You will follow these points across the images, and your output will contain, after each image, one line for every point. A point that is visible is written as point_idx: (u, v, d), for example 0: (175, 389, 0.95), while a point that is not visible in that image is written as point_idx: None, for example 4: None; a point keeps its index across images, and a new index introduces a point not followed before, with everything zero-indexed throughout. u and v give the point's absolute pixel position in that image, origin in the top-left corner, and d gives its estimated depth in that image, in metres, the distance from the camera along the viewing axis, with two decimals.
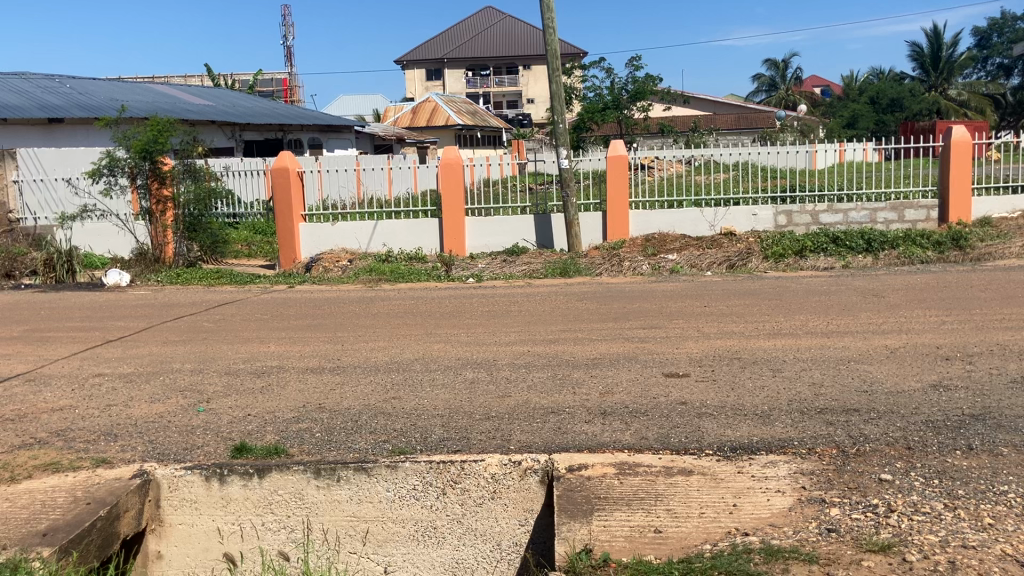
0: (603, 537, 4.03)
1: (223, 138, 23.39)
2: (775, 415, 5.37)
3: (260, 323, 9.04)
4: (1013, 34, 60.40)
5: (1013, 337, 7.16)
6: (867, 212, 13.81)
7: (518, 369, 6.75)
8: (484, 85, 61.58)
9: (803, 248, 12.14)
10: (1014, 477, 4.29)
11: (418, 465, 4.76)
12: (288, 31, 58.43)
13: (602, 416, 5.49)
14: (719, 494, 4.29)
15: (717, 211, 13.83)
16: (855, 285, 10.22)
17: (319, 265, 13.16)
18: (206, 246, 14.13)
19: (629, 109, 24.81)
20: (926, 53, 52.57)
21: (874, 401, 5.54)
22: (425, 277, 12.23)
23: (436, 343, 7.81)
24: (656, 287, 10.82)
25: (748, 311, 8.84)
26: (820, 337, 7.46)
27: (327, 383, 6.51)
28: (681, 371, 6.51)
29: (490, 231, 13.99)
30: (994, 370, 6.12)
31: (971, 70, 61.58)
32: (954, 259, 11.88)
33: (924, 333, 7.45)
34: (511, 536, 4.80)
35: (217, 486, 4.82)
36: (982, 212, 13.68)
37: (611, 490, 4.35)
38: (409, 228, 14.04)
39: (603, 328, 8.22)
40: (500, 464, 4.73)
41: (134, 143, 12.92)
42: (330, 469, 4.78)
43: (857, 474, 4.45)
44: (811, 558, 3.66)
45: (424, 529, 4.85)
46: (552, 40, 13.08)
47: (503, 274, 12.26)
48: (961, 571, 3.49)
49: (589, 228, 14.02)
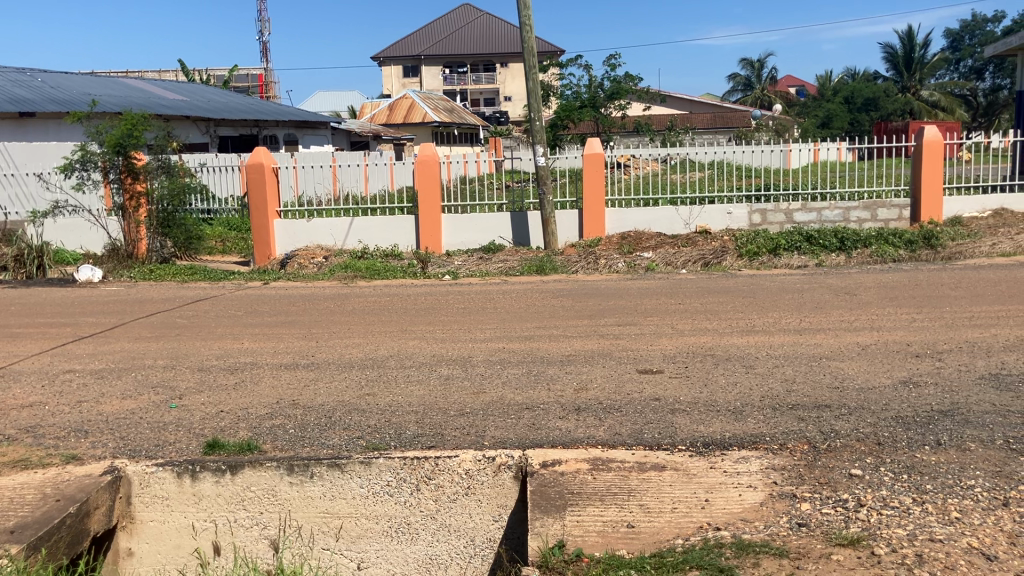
0: (577, 533, 4.03)
1: (198, 134, 23.21)
2: (747, 411, 5.41)
3: (235, 320, 8.98)
4: (982, 37, 61.22)
5: (981, 334, 7.25)
6: (840, 211, 13.89)
7: (493, 365, 6.76)
8: (462, 83, 61.57)
9: (777, 246, 12.22)
10: (981, 471, 4.35)
11: (392, 461, 4.75)
12: (264, 27, 57.96)
13: (576, 412, 5.51)
14: (691, 489, 4.32)
15: (692, 209, 13.93)
16: (828, 284, 10.28)
17: (294, 261, 13.13)
18: (181, 243, 13.98)
19: (606, 107, 24.91)
20: (900, 54, 52.62)
21: (845, 397, 5.60)
22: (401, 274, 12.21)
23: (412, 340, 7.80)
24: (632, 285, 10.82)
25: (723, 309, 8.90)
26: (793, 335, 7.53)
27: (301, 380, 6.48)
28: (655, 367, 6.54)
29: (467, 228, 13.98)
30: (964, 367, 6.21)
31: (944, 73, 62.10)
32: (925, 258, 12.01)
33: (895, 330, 7.55)
34: (485, 531, 4.78)
35: (189, 482, 4.79)
36: (954, 212, 13.81)
37: (584, 485, 4.37)
38: (385, 224, 14.01)
39: (578, 325, 8.25)
40: (474, 460, 4.73)
41: (107, 138, 12.82)
42: (304, 465, 4.77)
43: (828, 468, 4.49)
44: (781, 552, 3.69)
45: (398, 526, 4.83)
46: (529, 37, 13.01)
47: (479, 271, 12.27)
48: (928, 564, 3.53)
49: (566, 226, 14.03)
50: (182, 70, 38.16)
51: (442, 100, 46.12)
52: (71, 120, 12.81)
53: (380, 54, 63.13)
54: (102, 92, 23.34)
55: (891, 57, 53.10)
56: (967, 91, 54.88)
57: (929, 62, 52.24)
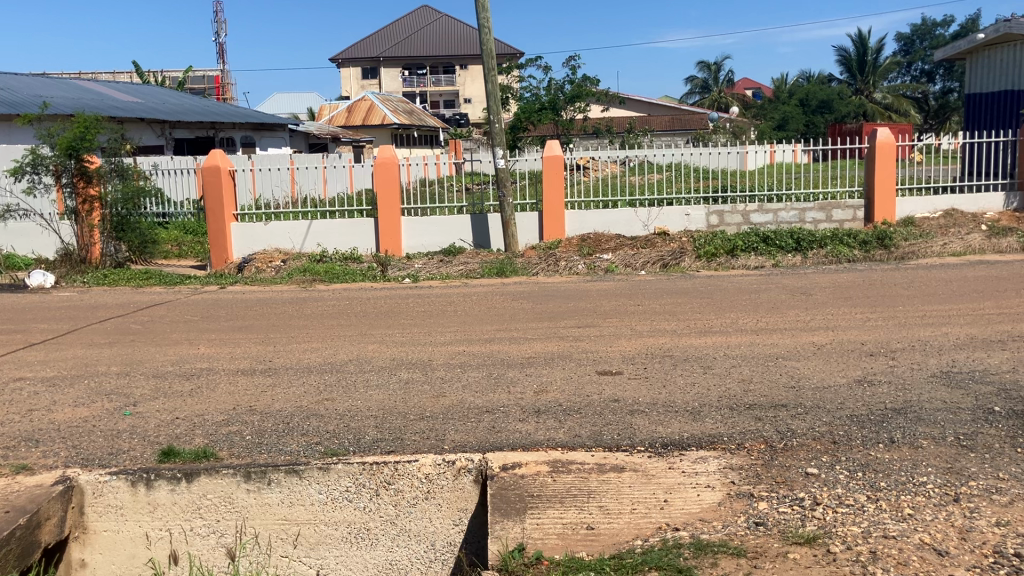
0: (536, 535, 4.04)
1: (152, 136, 22.89)
2: (705, 411, 5.45)
3: (191, 325, 8.86)
4: (932, 41, 62.42)
5: (934, 333, 7.38)
6: (796, 212, 14.08)
7: (453, 369, 6.74)
8: (421, 85, 61.44)
9: (734, 247, 12.34)
10: (933, 468, 4.43)
11: (351, 466, 4.70)
12: (220, 28, 57.30)
13: (535, 414, 5.51)
14: (650, 490, 4.34)
15: (650, 211, 14.00)
16: (783, 284, 10.42)
17: (252, 265, 12.99)
18: (136, 247, 13.78)
19: (566, 110, 24.99)
20: (854, 58, 53.54)
21: (801, 396, 5.67)
22: (360, 277, 12.16)
23: (371, 344, 7.75)
24: (591, 286, 10.89)
25: (681, 310, 8.96)
26: (750, 335, 7.60)
27: (258, 386, 6.39)
28: (614, 369, 6.57)
29: (426, 231, 13.91)
30: (916, 366, 6.31)
31: (896, 76, 63.19)
32: (878, 258, 12.22)
33: (850, 330, 7.65)
34: (445, 536, 4.77)
35: (144, 491, 4.72)
36: (907, 212, 13.99)
37: (544, 488, 4.37)
38: (344, 226, 13.90)
39: (538, 327, 8.26)
40: (434, 464, 4.69)
41: (58, 140, 12.56)
42: (260, 472, 4.71)
43: (784, 467, 4.54)
44: (738, 552, 3.72)
45: (357, 532, 4.80)
46: (487, 39, 12.98)
47: (440, 274, 12.24)
48: (882, 561, 3.58)
49: (526, 228, 14.04)
50: (136, 72, 37.60)
51: (402, 103, 45.95)
52: (22, 122, 12.55)
53: (339, 57, 62.78)
54: (54, 93, 22.94)
55: (844, 60, 54.00)
56: (918, 94, 55.96)
57: (882, 65, 53.18)
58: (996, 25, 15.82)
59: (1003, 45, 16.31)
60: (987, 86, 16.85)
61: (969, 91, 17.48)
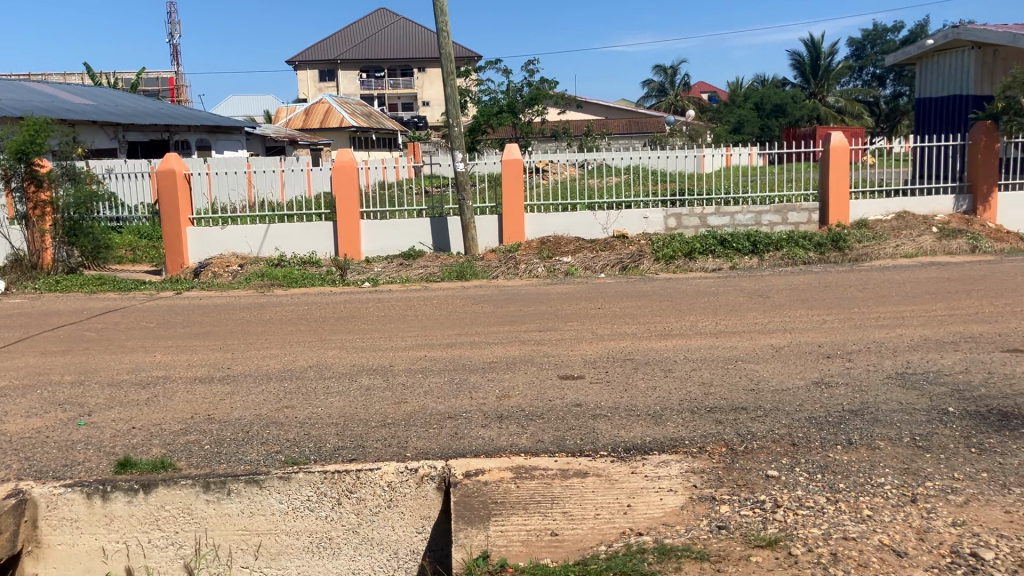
0: (501, 543, 4.04)
1: (105, 139, 22.48)
2: (666, 415, 5.48)
3: (147, 332, 8.71)
4: (883, 46, 63.54)
5: (888, 334, 7.52)
6: (752, 215, 14.19)
7: (415, 375, 6.70)
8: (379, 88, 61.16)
9: (692, 249, 12.49)
10: (891, 469, 4.50)
11: (312, 475, 4.66)
12: (174, 29, 56.49)
13: (498, 420, 5.50)
14: (613, 495, 4.35)
15: (609, 214, 14.06)
16: (741, 286, 10.54)
17: (208, 270, 12.82)
18: (88, 252, 13.53)
19: (524, 112, 25.04)
20: (807, 61, 54.35)
21: (760, 398, 5.74)
22: (319, 281, 12.07)
23: (331, 350, 7.68)
24: (552, 289, 10.93)
25: (641, 313, 9.01)
26: (709, 337, 7.67)
27: (216, 394, 6.30)
28: (575, 373, 6.59)
29: (386, 234, 13.82)
30: (871, 367, 6.42)
31: (848, 80, 64.22)
32: (833, 260, 12.41)
33: (806, 331, 7.76)
34: (408, 543, 4.74)
35: (99, 504, 4.62)
36: (860, 215, 14.18)
37: (508, 494, 4.36)
38: (302, 230, 13.77)
39: (499, 332, 8.25)
40: (397, 472, 4.66)
41: (8, 143, 12.33)
42: (220, 482, 4.64)
43: (745, 470, 4.59)
44: (701, 555, 3.74)
45: (319, 541, 4.75)
46: (445, 43, 12.93)
47: (400, 278, 12.19)
48: (842, 562, 3.63)
49: (486, 231, 14.03)
50: (88, 74, 36.91)
51: (360, 105, 45.70)
52: None
53: (295, 59, 62.25)
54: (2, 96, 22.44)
55: (798, 64, 54.80)
56: (870, 98, 57.01)
57: (835, 69, 54.05)
58: (945, 31, 16.13)
59: (951, 51, 16.64)
60: (937, 91, 17.18)
61: (919, 95, 17.81)
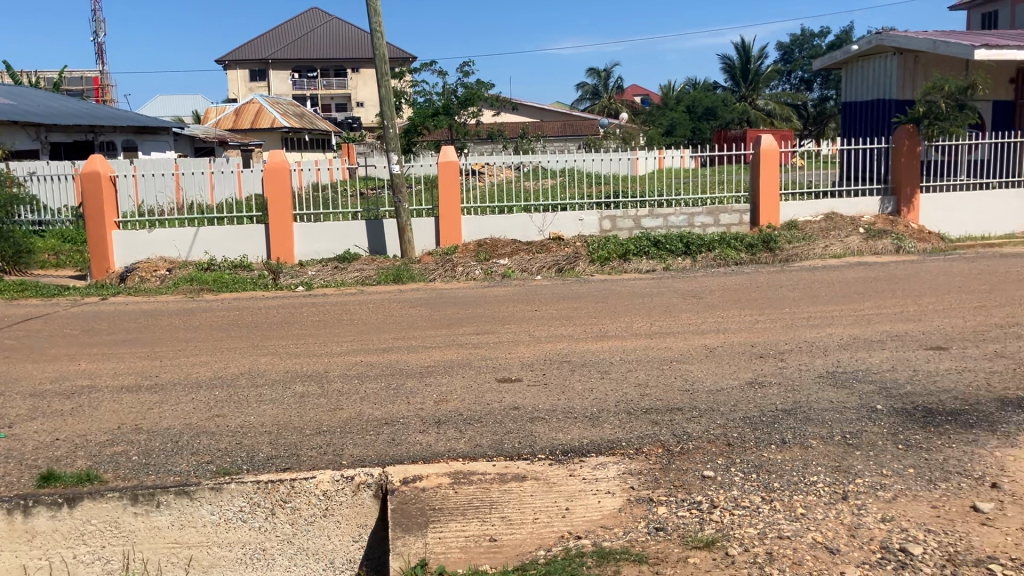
0: (439, 550, 3.99)
1: (26, 140, 21.75)
2: (603, 417, 5.50)
3: (70, 340, 8.43)
4: (810, 50, 65.02)
5: (818, 334, 7.66)
6: (685, 216, 14.39)
7: (350, 381, 6.60)
8: (311, 88, 60.44)
9: (627, 251, 12.61)
10: (823, 467, 4.58)
11: (244, 485, 4.54)
12: (99, 27, 55.03)
13: (436, 425, 5.45)
14: (552, 498, 4.34)
15: (545, 216, 14.12)
16: (675, 288, 10.65)
17: (135, 275, 12.48)
18: (9, 257, 13.06)
19: (459, 114, 24.98)
20: (736, 65, 55.29)
21: (695, 399, 5.79)
22: (251, 285, 11.85)
23: (264, 356, 7.53)
24: (488, 292, 10.90)
25: (577, 315, 9.04)
26: (645, 339, 7.72)
27: (144, 403, 6.12)
28: (513, 376, 6.57)
29: (320, 237, 13.63)
30: (803, 366, 6.53)
31: (777, 83, 65.56)
32: (764, 261, 12.63)
33: (740, 332, 7.87)
34: (345, 553, 4.66)
35: (21, 519, 4.45)
36: (790, 216, 14.48)
37: (446, 500, 4.32)
38: (233, 233, 13.50)
39: (436, 335, 8.19)
40: (332, 481, 4.56)
41: None
42: (148, 494, 4.51)
43: (682, 471, 4.62)
44: (640, 558, 3.75)
45: (253, 552, 4.65)
46: (378, 44, 12.82)
47: (334, 281, 12.03)
48: (778, 561, 3.68)
49: (422, 234, 13.94)
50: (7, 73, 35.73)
51: (292, 105, 45.07)
52: None
53: (225, 59, 61.17)
54: None
55: (728, 68, 55.74)
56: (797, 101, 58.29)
57: (764, 73, 55.10)
58: (868, 37, 16.61)
59: (874, 57, 17.12)
60: (862, 95, 17.64)
61: (844, 100, 18.27)
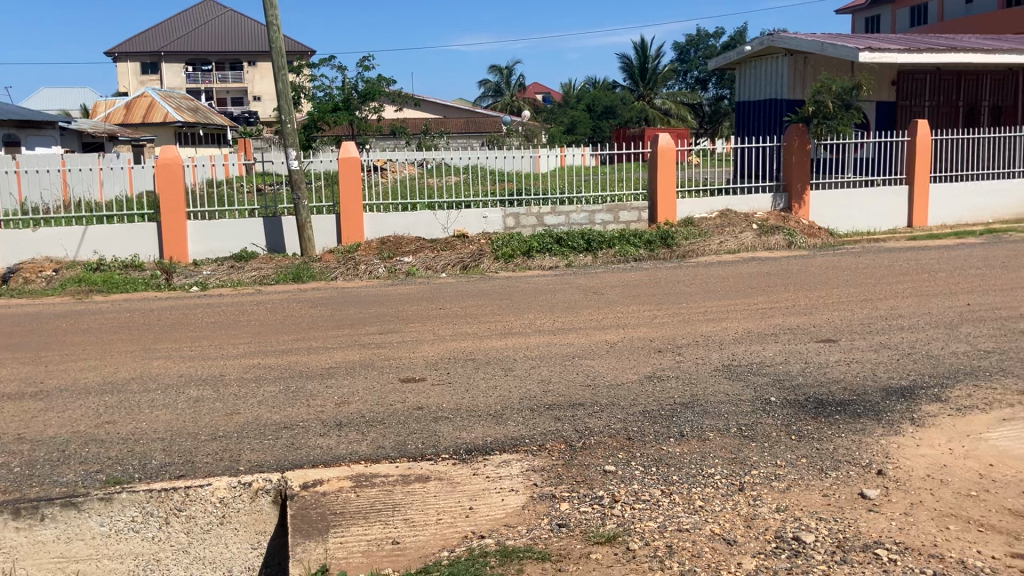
0: (340, 555, 3.92)
1: None
2: (507, 414, 5.50)
3: None
4: (705, 50, 66.60)
5: (715, 328, 7.85)
6: (586, 214, 14.53)
7: (248, 384, 6.43)
8: (207, 82, 58.78)
9: (530, 248, 12.65)
10: (720, 459, 4.69)
11: (136, 495, 4.38)
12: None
13: (337, 428, 5.36)
14: (455, 498, 4.32)
15: (449, 213, 14.08)
16: (577, 284, 10.75)
17: (18, 276, 11.90)
18: None
19: (360, 110, 24.65)
20: (635, 64, 56.17)
21: (597, 394, 5.85)
22: (142, 285, 11.44)
23: (157, 360, 7.28)
24: (391, 290, 10.79)
25: (481, 312, 9.03)
26: (547, 335, 7.77)
27: (27, 411, 5.84)
28: (416, 376, 6.52)
29: (216, 235, 13.27)
30: (700, 360, 6.68)
31: (674, 82, 66.97)
32: (662, 257, 12.88)
33: (640, 327, 7.99)
34: (243, 561, 4.54)
35: None
36: (687, 212, 14.79)
37: (347, 504, 4.26)
38: (123, 232, 13.01)
39: (337, 336, 8.06)
40: (229, 487, 4.44)
41: None
42: (32, 507, 4.32)
43: (584, 466, 4.66)
44: (543, 555, 3.77)
45: (145, 562, 4.52)
46: (275, 36, 12.55)
47: (231, 281, 11.72)
48: (677, 554, 3.75)
49: (323, 231, 13.67)
50: None
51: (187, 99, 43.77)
52: None
53: (115, 50, 58.96)
54: None
55: (627, 66, 56.63)
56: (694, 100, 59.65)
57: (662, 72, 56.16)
58: (760, 38, 17.16)
59: (766, 57, 17.66)
60: (755, 94, 18.18)
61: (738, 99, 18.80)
